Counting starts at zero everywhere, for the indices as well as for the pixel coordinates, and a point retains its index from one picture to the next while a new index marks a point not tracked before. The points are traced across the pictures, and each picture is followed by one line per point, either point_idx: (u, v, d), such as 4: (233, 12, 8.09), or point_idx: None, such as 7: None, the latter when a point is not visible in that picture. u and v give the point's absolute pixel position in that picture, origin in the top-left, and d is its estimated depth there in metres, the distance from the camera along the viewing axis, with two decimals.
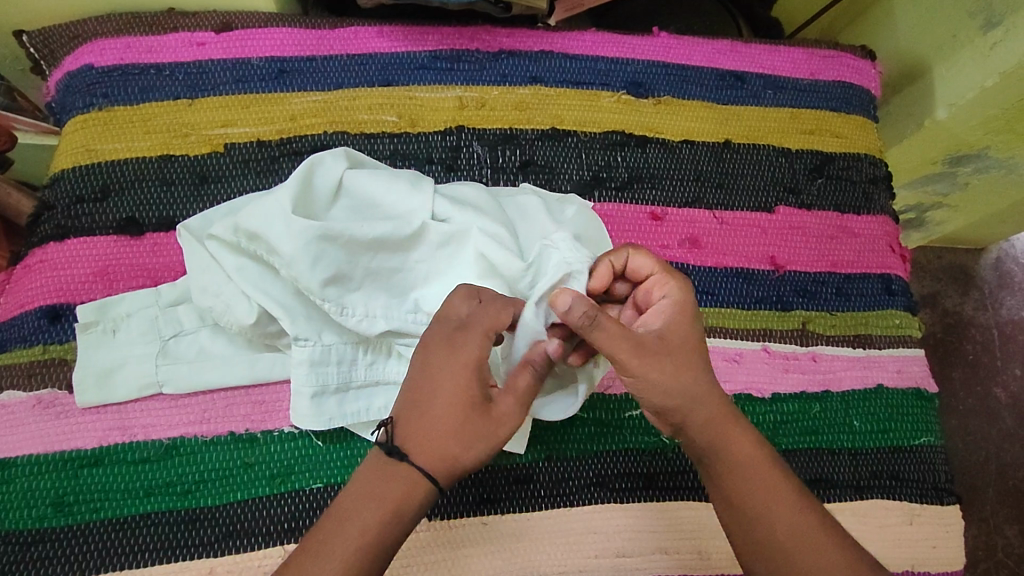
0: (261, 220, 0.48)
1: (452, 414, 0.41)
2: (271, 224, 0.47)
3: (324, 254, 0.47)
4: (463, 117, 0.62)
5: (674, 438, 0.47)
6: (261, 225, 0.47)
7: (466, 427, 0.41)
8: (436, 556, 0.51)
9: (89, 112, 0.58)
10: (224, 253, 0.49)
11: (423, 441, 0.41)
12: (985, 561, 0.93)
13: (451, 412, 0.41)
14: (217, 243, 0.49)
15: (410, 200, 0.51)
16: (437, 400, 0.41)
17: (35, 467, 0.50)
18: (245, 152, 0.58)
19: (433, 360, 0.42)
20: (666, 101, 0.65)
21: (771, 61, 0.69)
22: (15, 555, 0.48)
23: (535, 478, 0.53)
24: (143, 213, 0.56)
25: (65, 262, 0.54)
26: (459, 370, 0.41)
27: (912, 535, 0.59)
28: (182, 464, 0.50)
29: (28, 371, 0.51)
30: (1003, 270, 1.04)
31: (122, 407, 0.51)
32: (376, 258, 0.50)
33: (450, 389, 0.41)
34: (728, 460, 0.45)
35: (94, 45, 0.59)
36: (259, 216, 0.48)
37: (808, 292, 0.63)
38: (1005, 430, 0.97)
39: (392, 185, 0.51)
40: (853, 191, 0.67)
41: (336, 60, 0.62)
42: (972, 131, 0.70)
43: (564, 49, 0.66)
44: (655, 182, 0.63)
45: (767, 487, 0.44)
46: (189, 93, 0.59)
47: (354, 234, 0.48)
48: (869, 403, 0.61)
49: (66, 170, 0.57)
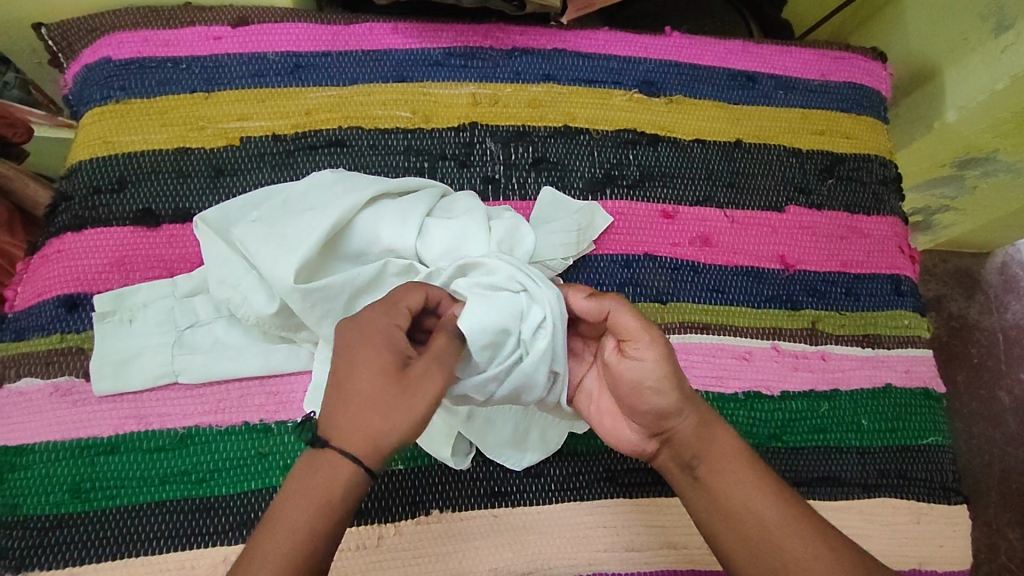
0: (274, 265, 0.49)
1: (363, 397, 0.39)
2: (281, 271, 0.49)
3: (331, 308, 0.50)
4: (477, 113, 0.62)
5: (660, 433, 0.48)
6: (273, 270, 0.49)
7: (383, 403, 0.38)
8: (447, 547, 0.51)
9: (107, 104, 0.58)
10: (239, 274, 0.51)
11: (342, 426, 0.38)
12: (987, 563, 0.93)
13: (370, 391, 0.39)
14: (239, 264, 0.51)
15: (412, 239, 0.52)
16: (356, 386, 0.39)
17: (52, 454, 0.50)
18: (261, 146, 0.59)
19: (352, 340, 0.40)
20: (678, 100, 0.66)
21: (783, 62, 0.69)
22: (32, 539, 0.48)
23: (545, 471, 0.54)
24: (160, 205, 0.56)
25: (84, 251, 0.54)
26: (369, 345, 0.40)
27: (919, 534, 0.59)
28: (196, 453, 0.51)
29: (46, 359, 0.52)
30: (1008, 274, 1.04)
31: (137, 396, 0.51)
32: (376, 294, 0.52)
33: (370, 371, 0.39)
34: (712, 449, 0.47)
35: (112, 39, 0.60)
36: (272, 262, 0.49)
37: (818, 291, 0.63)
38: (1009, 434, 0.98)
39: (387, 217, 0.52)
40: (863, 192, 0.67)
41: (351, 56, 0.62)
42: (982, 134, 0.71)
43: (577, 47, 0.66)
44: (667, 180, 0.63)
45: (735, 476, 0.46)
46: (205, 86, 0.59)
47: (355, 282, 0.50)
48: (877, 402, 0.61)
49: (84, 162, 0.57)
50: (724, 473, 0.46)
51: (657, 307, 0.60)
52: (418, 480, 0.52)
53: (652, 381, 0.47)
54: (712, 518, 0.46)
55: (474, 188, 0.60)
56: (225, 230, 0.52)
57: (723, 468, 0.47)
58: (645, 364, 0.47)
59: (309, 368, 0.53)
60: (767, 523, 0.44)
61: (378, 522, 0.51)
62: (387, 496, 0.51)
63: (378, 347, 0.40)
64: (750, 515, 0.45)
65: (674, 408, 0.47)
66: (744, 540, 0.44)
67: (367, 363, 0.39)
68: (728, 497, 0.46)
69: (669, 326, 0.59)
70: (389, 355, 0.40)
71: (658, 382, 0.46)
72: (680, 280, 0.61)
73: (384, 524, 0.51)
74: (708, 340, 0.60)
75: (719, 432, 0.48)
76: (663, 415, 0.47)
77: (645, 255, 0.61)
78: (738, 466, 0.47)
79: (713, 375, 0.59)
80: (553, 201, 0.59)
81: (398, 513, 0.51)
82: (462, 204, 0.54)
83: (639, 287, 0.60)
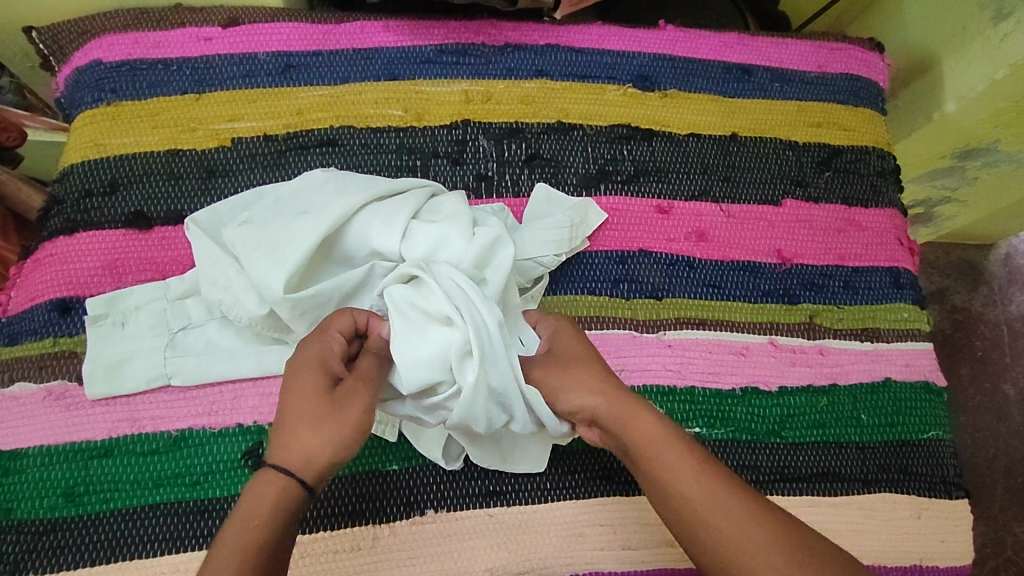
0: (259, 270, 0.49)
1: (301, 414, 0.42)
2: (265, 277, 0.49)
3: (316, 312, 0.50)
4: (469, 111, 0.62)
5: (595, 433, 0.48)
6: (258, 275, 0.49)
7: (315, 419, 0.42)
8: (441, 548, 0.51)
9: (97, 107, 0.58)
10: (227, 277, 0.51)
11: (281, 446, 0.42)
12: (993, 558, 0.92)
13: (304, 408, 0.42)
14: (226, 269, 0.51)
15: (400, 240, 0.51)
16: (289, 405, 0.43)
17: (45, 457, 0.50)
18: (253, 146, 0.59)
19: (293, 364, 0.45)
20: (672, 95, 0.65)
21: (779, 54, 0.69)
22: (26, 544, 0.48)
23: (541, 470, 0.53)
24: (151, 207, 0.56)
25: (76, 255, 0.54)
26: (305, 368, 0.44)
27: (920, 529, 0.59)
28: (189, 456, 0.51)
29: (39, 363, 0.52)
30: (1012, 266, 1.03)
31: (131, 399, 0.51)
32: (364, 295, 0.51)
33: (303, 392, 0.43)
34: (636, 432, 0.45)
35: (103, 41, 0.60)
36: (258, 267, 0.49)
37: (816, 285, 0.62)
38: (1013, 427, 0.97)
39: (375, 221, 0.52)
40: (861, 184, 0.66)
41: (341, 55, 0.62)
42: (982, 124, 0.70)
43: (570, 42, 0.66)
44: (661, 175, 0.63)
45: (666, 457, 0.44)
46: (196, 87, 0.59)
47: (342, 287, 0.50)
48: (875, 397, 0.61)
49: (76, 165, 0.57)
50: (658, 455, 0.44)
51: (653, 303, 0.59)
52: (413, 481, 0.52)
53: (562, 388, 0.47)
54: (660, 506, 0.45)
55: (467, 185, 0.60)
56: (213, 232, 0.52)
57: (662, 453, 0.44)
58: (552, 376, 0.47)
59: None
60: (705, 506, 0.43)
61: (372, 523, 0.51)
62: (383, 497, 0.51)
63: (312, 369, 0.44)
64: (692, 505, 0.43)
65: (578, 404, 0.47)
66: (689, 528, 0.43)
67: (298, 384, 0.43)
68: (662, 478, 0.44)
69: (665, 322, 0.59)
70: (322, 376, 0.44)
71: (561, 382, 0.47)
72: (675, 276, 0.60)
73: (379, 524, 0.51)
74: (704, 336, 0.59)
75: (640, 413, 0.46)
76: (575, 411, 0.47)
77: (641, 251, 0.60)
78: (670, 445, 0.45)
79: (711, 371, 0.58)
80: (548, 199, 0.59)
81: (393, 514, 0.51)
82: (448, 207, 0.53)
83: (634, 283, 0.60)
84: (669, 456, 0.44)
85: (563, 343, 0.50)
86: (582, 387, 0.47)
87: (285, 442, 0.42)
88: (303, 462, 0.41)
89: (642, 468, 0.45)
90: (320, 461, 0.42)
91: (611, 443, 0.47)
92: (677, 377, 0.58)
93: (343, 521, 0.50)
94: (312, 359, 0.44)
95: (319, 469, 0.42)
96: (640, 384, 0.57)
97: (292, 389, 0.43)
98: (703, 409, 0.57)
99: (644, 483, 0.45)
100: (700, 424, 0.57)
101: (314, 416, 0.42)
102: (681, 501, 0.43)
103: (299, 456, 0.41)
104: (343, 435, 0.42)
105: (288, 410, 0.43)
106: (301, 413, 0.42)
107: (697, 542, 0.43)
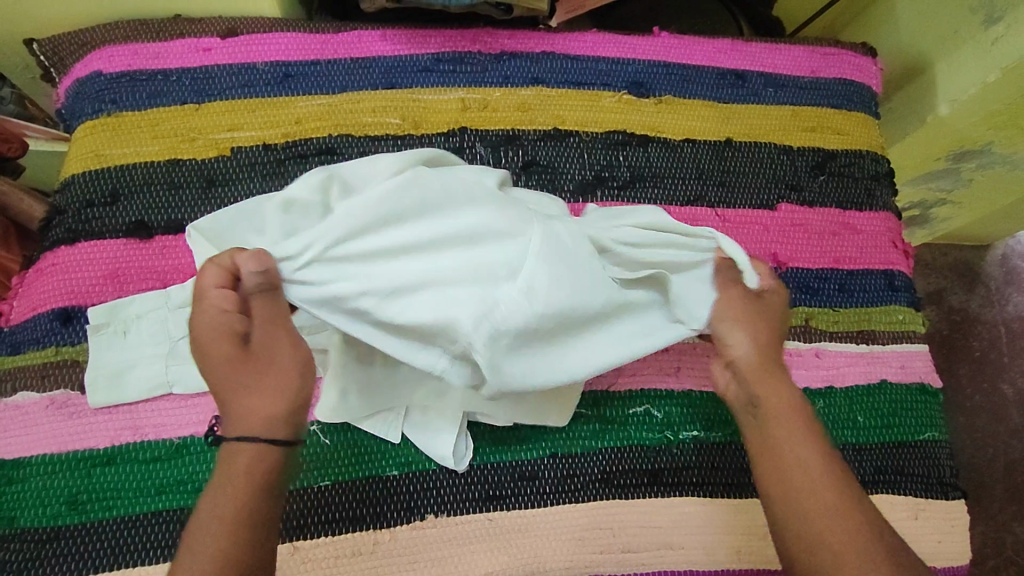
0: None
1: (232, 381, 0.45)
2: None
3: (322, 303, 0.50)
4: (466, 118, 0.62)
5: (727, 381, 0.54)
6: None
7: (254, 382, 0.45)
8: (441, 552, 0.51)
9: (98, 117, 0.59)
10: None
11: (237, 419, 0.44)
12: (994, 558, 0.93)
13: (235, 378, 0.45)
14: None
15: None
16: (218, 377, 0.45)
17: (48, 466, 0.50)
18: (252, 155, 0.59)
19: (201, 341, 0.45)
20: (667, 100, 0.66)
21: (772, 59, 0.69)
22: (29, 552, 0.49)
23: (540, 474, 0.54)
24: (152, 217, 0.57)
25: (77, 264, 0.55)
26: (209, 339, 0.44)
27: (917, 530, 0.59)
28: (191, 463, 0.51)
29: (41, 373, 0.52)
30: (1008, 266, 1.04)
31: (132, 407, 0.52)
32: None
33: (224, 361, 0.45)
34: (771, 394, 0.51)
35: (103, 52, 0.60)
36: None
37: (811, 288, 0.63)
38: (1012, 427, 0.97)
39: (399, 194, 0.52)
40: (855, 187, 0.67)
41: (340, 64, 0.62)
42: (974, 127, 0.70)
43: (566, 50, 0.66)
44: (657, 180, 0.63)
45: (793, 427, 0.49)
46: (196, 98, 0.60)
47: None
48: (872, 398, 0.61)
49: (77, 175, 0.58)
50: (782, 419, 0.50)
51: None
52: (413, 486, 0.52)
53: (755, 336, 0.53)
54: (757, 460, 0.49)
55: None
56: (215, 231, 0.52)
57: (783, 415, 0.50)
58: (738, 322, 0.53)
59: None
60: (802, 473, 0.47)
61: (373, 528, 0.51)
62: (383, 502, 0.52)
63: (216, 336, 0.44)
64: (784, 459, 0.48)
65: (729, 341, 0.53)
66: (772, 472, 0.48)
67: (216, 355, 0.44)
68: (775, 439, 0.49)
69: None
70: (226, 341, 0.44)
71: (745, 327, 0.53)
72: None
73: (380, 530, 0.51)
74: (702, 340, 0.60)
75: (786, 385, 0.52)
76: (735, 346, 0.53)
77: None
78: (798, 421, 0.49)
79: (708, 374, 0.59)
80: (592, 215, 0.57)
81: (393, 519, 0.51)
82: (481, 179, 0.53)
83: None
84: (791, 427, 0.49)
85: (774, 299, 0.55)
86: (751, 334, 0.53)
87: (232, 414, 0.44)
88: (259, 424, 0.44)
89: (760, 418, 0.50)
90: (273, 415, 0.45)
91: (737, 391, 0.53)
92: (675, 380, 0.58)
93: (344, 526, 0.51)
94: (211, 328, 0.44)
95: (276, 420, 0.45)
96: (638, 388, 0.57)
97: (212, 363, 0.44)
98: (701, 412, 0.57)
99: (754, 434, 0.50)
100: (698, 428, 0.57)
101: (246, 379, 0.45)
102: (782, 458, 0.48)
103: (256, 420, 0.44)
104: (291, 384, 0.46)
105: (220, 382, 0.45)
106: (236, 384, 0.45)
107: (783, 499, 0.46)
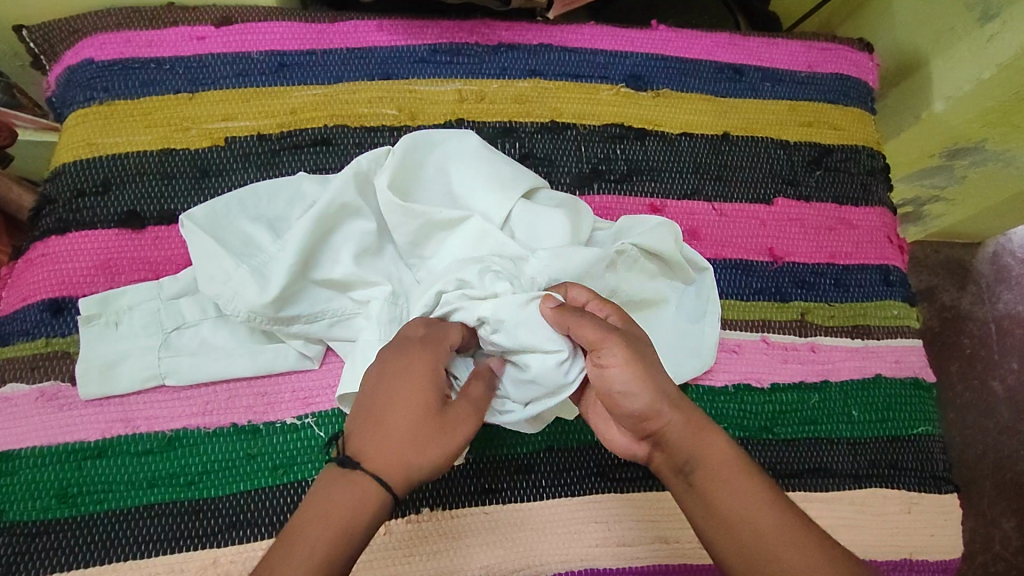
0: (271, 246, 0.52)
1: (416, 426, 0.42)
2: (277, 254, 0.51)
3: (309, 289, 0.52)
4: (463, 110, 0.62)
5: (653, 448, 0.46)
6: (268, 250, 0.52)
7: (426, 436, 0.42)
8: (438, 545, 0.51)
9: (90, 106, 0.58)
10: (223, 253, 0.50)
11: (388, 456, 0.41)
12: (983, 553, 0.93)
13: (404, 419, 0.42)
14: (226, 239, 0.51)
15: (394, 215, 0.53)
16: (397, 415, 0.42)
17: (38, 459, 0.50)
18: (246, 145, 0.58)
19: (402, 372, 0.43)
20: (665, 94, 0.66)
21: (770, 54, 0.69)
22: (18, 546, 0.48)
23: (536, 467, 0.54)
24: (144, 207, 0.56)
25: (67, 255, 0.54)
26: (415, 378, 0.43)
27: (910, 524, 0.59)
28: (184, 456, 0.51)
29: (30, 364, 0.52)
30: (999, 264, 1.04)
31: (124, 399, 0.51)
32: (363, 262, 0.53)
33: (411, 398, 0.43)
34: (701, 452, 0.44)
35: (95, 40, 0.59)
36: (270, 244, 0.52)
37: (806, 283, 0.63)
38: (1002, 424, 0.98)
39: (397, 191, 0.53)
40: (851, 182, 0.67)
41: (335, 54, 0.62)
42: (969, 124, 0.70)
43: (563, 42, 0.66)
44: (655, 175, 0.63)
45: (734, 481, 0.43)
46: (189, 86, 0.59)
47: (348, 258, 0.52)
48: (867, 392, 0.61)
49: (67, 165, 0.57)
50: (718, 480, 0.43)
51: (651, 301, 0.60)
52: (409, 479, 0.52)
53: (623, 386, 0.43)
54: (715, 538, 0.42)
55: None
56: (213, 210, 0.52)
57: (720, 477, 0.43)
58: (617, 369, 0.43)
59: (295, 369, 0.53)
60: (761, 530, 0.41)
61: None
62: None
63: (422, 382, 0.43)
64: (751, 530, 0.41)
65: (649, 412, 0.44)
66: (736, 548, 0.41)
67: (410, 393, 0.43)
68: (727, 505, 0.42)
69: None
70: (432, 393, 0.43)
71: (628, 376, 0.43)
72: None
73: None
74: None
75: (707, 436, 0.45)
76: (642, 418, 0.44)
77: None
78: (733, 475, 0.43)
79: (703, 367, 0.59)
80: (615, 231, 0.56)
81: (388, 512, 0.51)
82: (480, 170, 0.55)
83: None
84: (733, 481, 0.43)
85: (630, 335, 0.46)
86: (659, 397, 0.44)
87: (392, 452, 0.41)
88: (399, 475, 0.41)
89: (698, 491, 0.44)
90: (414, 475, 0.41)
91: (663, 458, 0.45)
92: None
93: None
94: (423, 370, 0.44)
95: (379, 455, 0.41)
96: None
97: (402, 401, 0.42)
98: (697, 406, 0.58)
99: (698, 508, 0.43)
100: None
101: (423, 431, 0.42)
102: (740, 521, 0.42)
103: (402, 473, 0.41)
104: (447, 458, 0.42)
105: (397, 420, 0.42)
106: (401, 424, 0.42)
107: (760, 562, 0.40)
